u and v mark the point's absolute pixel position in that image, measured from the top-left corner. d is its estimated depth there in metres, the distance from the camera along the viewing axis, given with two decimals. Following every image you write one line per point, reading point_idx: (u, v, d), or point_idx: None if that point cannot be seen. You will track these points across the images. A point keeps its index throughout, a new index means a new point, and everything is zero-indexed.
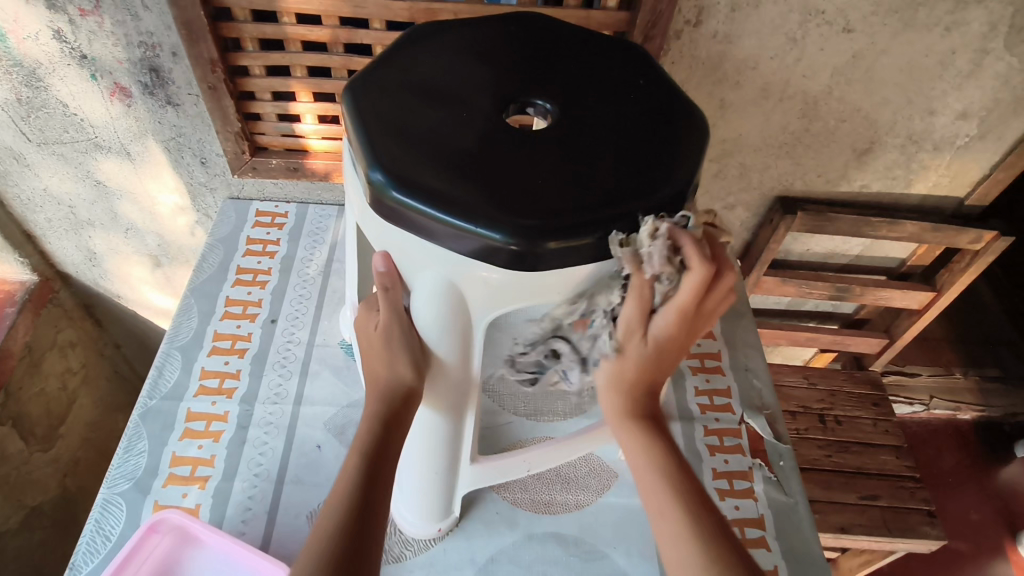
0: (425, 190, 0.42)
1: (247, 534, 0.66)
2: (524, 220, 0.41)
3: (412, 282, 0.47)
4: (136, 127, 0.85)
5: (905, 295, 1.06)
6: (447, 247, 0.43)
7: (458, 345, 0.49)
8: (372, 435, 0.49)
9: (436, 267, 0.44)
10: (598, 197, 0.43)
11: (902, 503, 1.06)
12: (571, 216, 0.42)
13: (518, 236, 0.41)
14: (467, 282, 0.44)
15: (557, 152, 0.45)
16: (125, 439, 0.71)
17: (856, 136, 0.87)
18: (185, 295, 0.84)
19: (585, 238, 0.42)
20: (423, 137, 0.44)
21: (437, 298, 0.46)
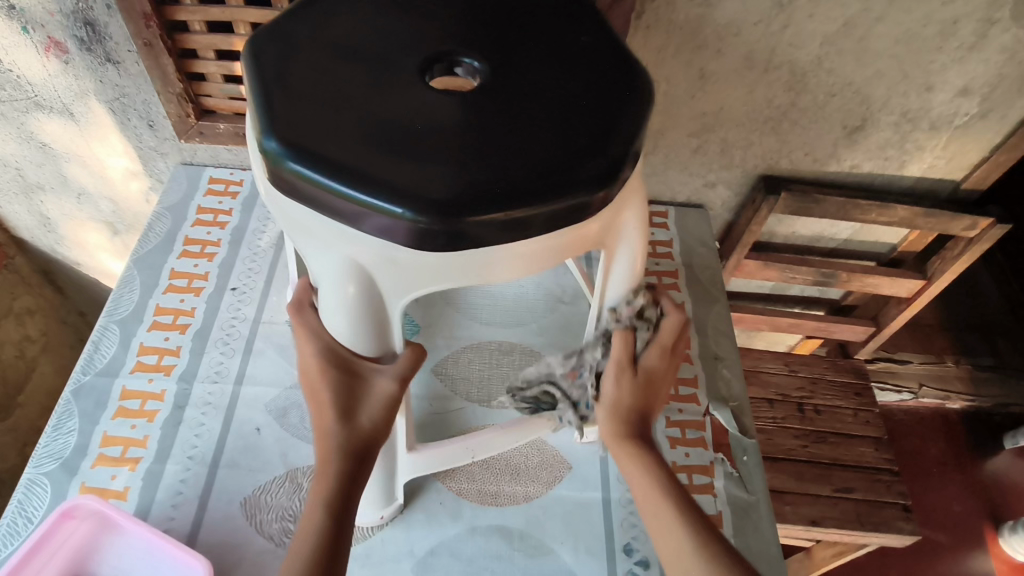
0: (324, 159, 0.36)
1: (176, 520, 0.63)
2: (435, 196, 0.36)
3: (315, 268, 0.42)
4: (77, 86, 0.80)
5: (894, 282, 1.01)
6: (352, 226, 0.38)
7: (369, 334, 0.44)
8: (335, 495, 0.45)
9: (340, 248, 0.39)
10: (524, 169, 0.38)
11: (877, 496, 1.03)
12: (490, 190, 0.37)
13: (428, 213, 0.36)
14: (374, 264, 0.39)
15: (483, 118, 0.40)
16: (54, 417, 0.68)
17: (847, 112, 0.81)
18: (128, 265, 0.80)
19: (507, 216, 0.37)
20: (330, 101, 0.39)
21: (342, 282, 0.40)
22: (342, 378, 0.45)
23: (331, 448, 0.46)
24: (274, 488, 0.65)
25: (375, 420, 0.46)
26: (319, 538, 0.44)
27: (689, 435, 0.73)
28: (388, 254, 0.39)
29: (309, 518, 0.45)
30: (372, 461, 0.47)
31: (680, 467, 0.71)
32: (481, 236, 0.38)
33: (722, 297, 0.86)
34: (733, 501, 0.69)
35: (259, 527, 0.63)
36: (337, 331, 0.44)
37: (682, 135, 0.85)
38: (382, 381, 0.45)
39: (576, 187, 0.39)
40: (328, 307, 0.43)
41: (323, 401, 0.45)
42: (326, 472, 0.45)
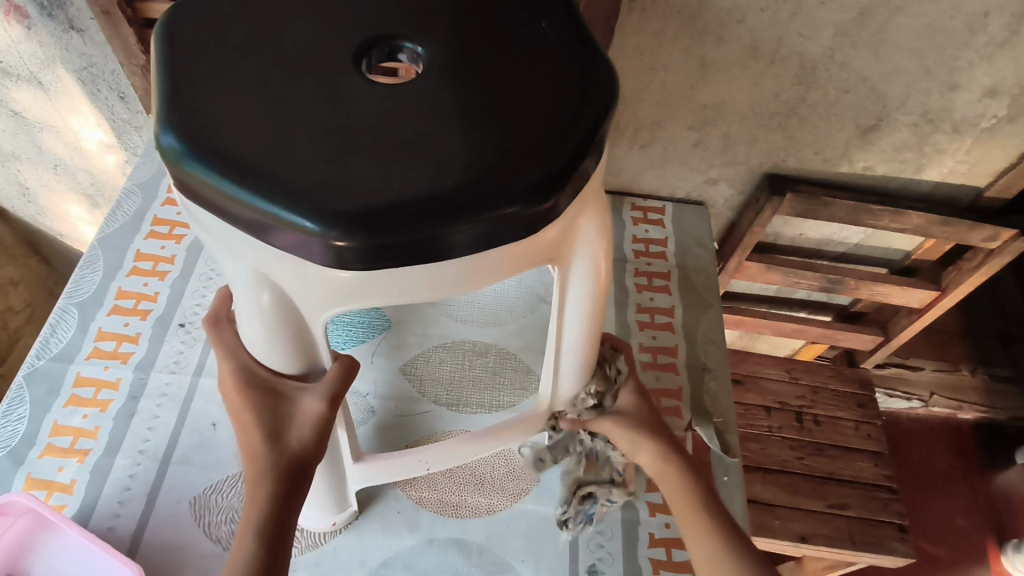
0: (224, 159, 0.32)
1: (122, 517, 0.60)
2: (345, 205, 0.31)
3: (225, 274, 0.37)
4: (42, 53, 0.77)
5: (904, 291, 0.95)
6: (257, 235, 0.33)
7: (288, 348, 0.40)
8: (267, 521, 0.41)
9: (248, 257, 0.35)
10: (453, 174, 0.33)
11: (872, 514, 0.97)
12: (411, 199, 0.32)
13: (334, 224, 0.31)
14: (284, 275, 0.35)
15: (416, 114, 0.35)
16: (5, 403, 0.65)
17: (860, 109, 0.74)
18: (92, 245, 0.77)
19: (428, 228, 0.32)
20: (243, 90, 0.35)
21: (255, 289, 0.36)
22: (268, 396, 0.42)
23: (259, 470, 0.42)
24: (225, 487, 0.62)
25: (308, 438, 0.42)
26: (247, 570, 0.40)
27: None
28: (297, 267, 0.34)
29: (239, 547, 0.41)
30: (307, 482, 0.43)
31: (654, 485, 0.67)
32: (400, 253, 0.33)
33: (716, 303, 0.81)
34: None
35: (206, 529, 0.60)
36: (254, 344, 0.41)
37: (681, 127, 0.79)
38: (308, 400, 0.42)
39: (512, 198, 0.34)
40: (247, 321, 0.39)
41: (247, 422, 0.42)
42: (258, 494, 0.42)
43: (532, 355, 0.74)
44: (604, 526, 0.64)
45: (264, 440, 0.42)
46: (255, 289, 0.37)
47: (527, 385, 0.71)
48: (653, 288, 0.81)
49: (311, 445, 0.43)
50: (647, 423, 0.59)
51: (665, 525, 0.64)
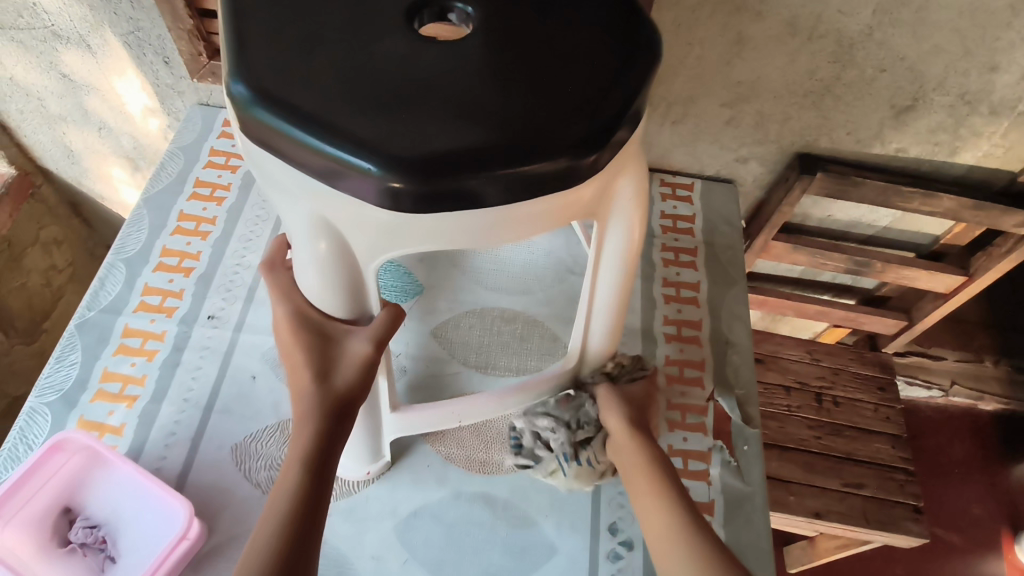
0: (292, 107, 0.34)
1: (168, 459, 0.64)
2: (404, 153, 0.34)
3: (287, 223, 0.40)
4: (91, 16, 0.79)
5: (931, 276, 0.95)
6: (319, 180, 0.36)
7: (341, 293, 0.43)
8: (313, 452, 0.44)
9: (311, 204, 0.37)
10: (504, 128, 0.35)
11: (887, 495, 0.99)
12: (465, 150, 0.34)
13: (395, 171, 0.33)
14: (346, 222, 0.38)
15: (468, 70, 0.37)
16: (58, 349, 0.69)
17: (896, 89, 0.74)
18: (138, 204, 0.79)
19: (480, 178, 0.34)
20: (307, 44, 0.37)
21: (315, 236, 0.39)
22: (319, 339, 0.45)
23: (308, 407, 0.45)
24: (264, 435, 0.66)
25: (353, 380, 0.46)
26: (295, 496, 0.43)
27: (689, 419, 0.71)
28: (358, 211, 0.36)
29: (287, 475, 0.44)
30: (351, 422, 0.46)
31: (675, 451, 0.69)
32: (454, 200, 0.35)
33: (742, 279, 0.82)
34: (727, 490, 0.67)
35: (246, 473, 0.63)
36: (310, 289, 0.43)
37: (714, 104, 0.79)
38: (355, 343, 0.45)
39: (558, 151, 0.35)
40: (305, 271, 0.42)
41: (297, 361, 0.45)
42: (306, 428, 0.45)
43: (561, 323, 0.75)
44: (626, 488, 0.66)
45: (312, 380, 0.45)
46: (313, 237, 0.39)
47: (553, 350, 0.73)
48: (680, 263, 0.82)
49: (355, 388, 0.46)
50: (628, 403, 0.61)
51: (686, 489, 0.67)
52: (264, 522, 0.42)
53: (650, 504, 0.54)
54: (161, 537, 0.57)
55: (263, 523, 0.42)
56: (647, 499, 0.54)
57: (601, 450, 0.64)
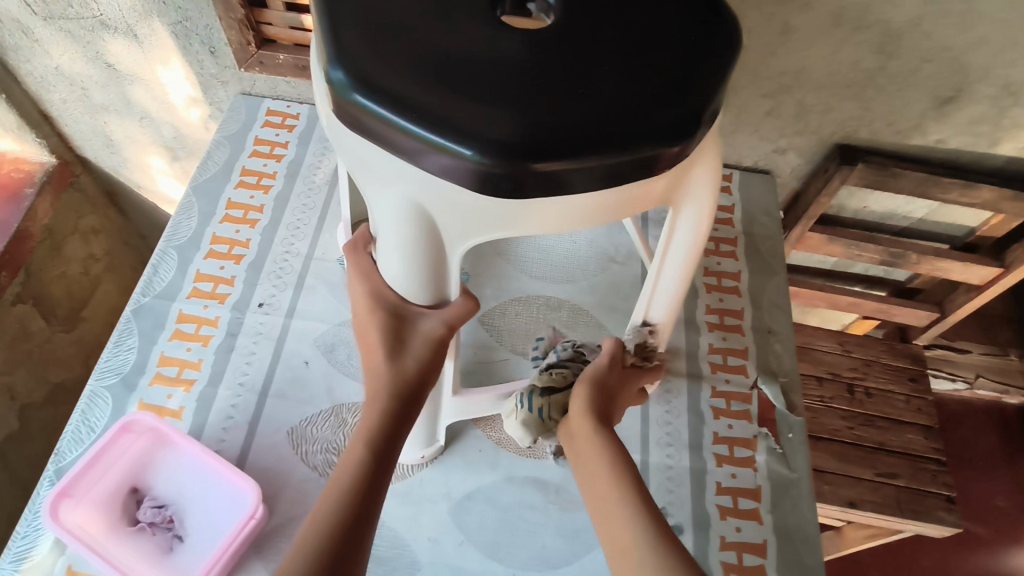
0: (393, 94, 0.35)
1: (226, 442, 0.65)
2: (504, 140, 0.34)
3: (377, 208, 0.41)
4: (139, 6, 0.78)
5: (966, 268, 0.94)
6: (417, 164, 0.36)
7: (423, 278, 0.44)
8: (379, 433, 0.44)
9: (405, 189, 0.38)
10: (598, 116, 0.36)
11: (921, 485, 1.00)
12: (562, 137, 0.35)
13: (495, 157, 0.34)
14: (439, 207, 0.38)
15: (557, 57, 0.38)
16: (115, 334, 0.70)
17: (940, 80, 0.74)
18: (187, 192, 0.80)
19: (576, 165, 0.35)
20: (400, 32, 0.38)
21: (406, 222, 0.40)
22: (394, 319, 0.46)
23: (380, 384, 0.46)
24: (319, 420, 0.67)
25: (421, 362, 0.46)
26: (359, 475, 0.43)
27: (734, 406, 0.72)
28: (454, 196, 0.37)
29: (352, 451, 0.44)
30: (418, 408, 0.47)
31: (720, 438, 0.70)
32: (549, 185, 0.36)
33: (781, 269, 0.82)
34: (773, 476, 0.67)
35: (304, 457, 0.65)
36: (393, 275, 0.45)
37: (755, 95, 0.80)
38: (428, 323, 0.46)
39: (650, 139, 0.36)
40: (390, 257, 0.43)
41: (372, 339, 0.46)
42: (374, 407, 0.45)
43: (605, 312, 0.76)
44: (673, 473, 0.68)
45: (384, 358, 0.46)
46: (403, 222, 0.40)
47: (599, 339, 0.74)
48: (720, 253, 0.83)
49: (417, 374, 0.46)
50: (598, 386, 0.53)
51: (731, 475, 0.68)
52: (326, 497, 0.42)
53: (609, 518, 0.45)
54: (230, 517, 0.59)
55: (325, 499, 0.42)
56: (606, 510, 0.46)
57: (558, 407, 0.57)
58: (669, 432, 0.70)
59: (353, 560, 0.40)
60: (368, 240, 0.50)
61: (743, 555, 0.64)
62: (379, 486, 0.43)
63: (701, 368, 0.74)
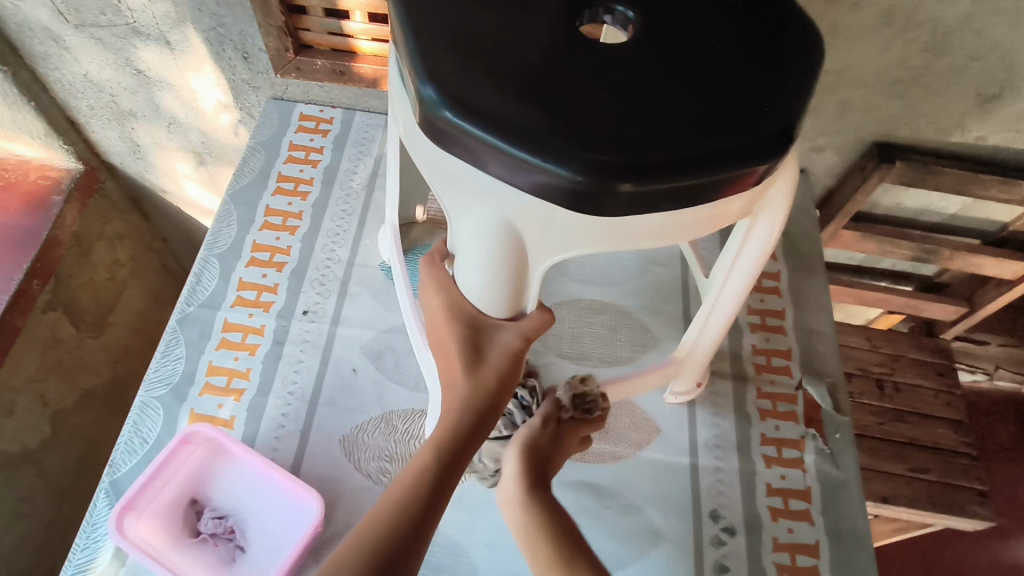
0: (488, 111, 0.35)
1: (279, 451, 0.65)
2: (605, 156, 0.34)
3: (465, 225, 0.41)
4: (175, 13, 0.77)
5: (1000, 264, 0.94)
6: (512, 182, 0.36)
7: (505, 290, 0.44)
8: (451, 441, 0.44)
9: (497, 206, 0.38)
10: (696, 130, 0.35)
11: (953, 479, 1.01)
12: (663, 153, 0.34)
13: (596, 175, 0.34)
14: (532, 222, 0.38)
15: (648, 70, 0.37)
16: (162, 344, 0.70)
17: (985, 78, 0.74)
18: (225, 200, 0.80)
19: (678, 180, 0.34)
20: (488, 47, 0.37)
21: (495, 237, 0.40)
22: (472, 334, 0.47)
23: (458, 395, 0.46)
24: (370, 427, 0.67)
25: (499, 376, 0.46)
26: (425, 478, 0.43)
27: (780, 407, 0.72)
28: (548, 214, 0.37)
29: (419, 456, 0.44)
30: (493, 420, 0.46)
31: (769, 439, 0.70)
32: (649, 200, 0.35)
33: (821, 268, 0.82)
34: (823, 477, 0.68)
35: (357, 464, 0.65)
36: (470, 288, 0.47)
37: None
38: (504, 336, 0.47)
39: (751, 152, 0.35)
40: (474, 272, 0.44)
41: (450, 352, 0.47)
42: (449, 417, 0.45)
43: (649, 315, 0.76)
44: (724, 474, 0.68)
45: (462, 370, 0.46)
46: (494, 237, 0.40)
47: (644, 342, 0.74)
48: None
49: (494, 388, 0.46)
50: (528, 451, 0.54)
51: (781, 476, 0.68)
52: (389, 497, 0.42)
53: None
54: (287, 529, 0.59)
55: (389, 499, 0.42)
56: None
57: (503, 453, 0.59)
58: (717, 434, 0.70)
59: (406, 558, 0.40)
60: (445, 255, 0.52)
61: (796, 556, 0.64)
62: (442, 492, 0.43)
63: (745, 370, 0.74)
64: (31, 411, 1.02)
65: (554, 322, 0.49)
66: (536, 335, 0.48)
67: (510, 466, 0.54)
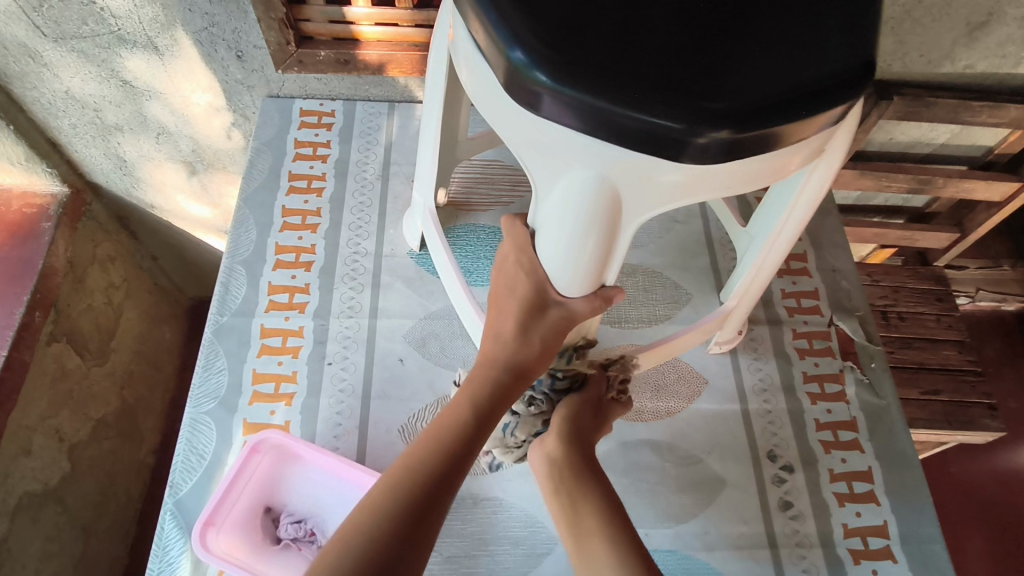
0: (589, 71, 0.35)
1: (341, 448, 0.65)
2: (709, 106, 0.34)
3: (556, 191, 0.41)
4: (163, 15, 0.74)
5: (990, 187, 0.98)
6: (614, 142, 0.36)
7: (588, 260, 0.45)
8: (485, 399, 0.47)
9: (589, 165, 0.39)
10: (788, 75, 0.36)
11: (963, 397, 1.05)
12: (761, 98, 0.35)
13: (702, 126, 0.34)
14: (627, 179, 0.39)
15: (732, 15, 0.37)
16: (202, 358, 0.68)
17: (973, 7, 0.77)
18: (239, 205, 0.78)
19: (777, 123, 0.35)
20: (574, 5, 0.37)
21: (587, 199, 0.40)
22: (536, 305, 0.48)
23: (500, 355, 0.49)
24: (427, 414, 0.67)
25: (543, 340, 0.49)
26: (460, 433, 0.45)
27: (816, 345, 0.75)
28: (646, 167, 0.38)
29: (455, 409, 0.47)
30: (523, 385, 0.49)
31: (811, 376, 0.72)
32: (747, 148, 0.36)
33: (833, 208, 0.85)
34: (866, 406, 0.71)
35: None
36: (548, 261, 0.46)
37: None
38: (564, 307, 0.48)
39: (839, 91, 0.36)
40: (556, 240, 0.44)
41: (507, 310, 0.50)
42: (487, 375, 0.48)
43: (678, 271, 0.78)
44: (773, 416, 0.70)
45: (513, 329, 0.49)
46: (586, 200, 0.40)
47: (679, 298, 0.76)
48: None
49: (536, 355, 0.49)
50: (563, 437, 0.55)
51: (827, 411, 0.71)
52: (418, 448, 0.45)
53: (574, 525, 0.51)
54: None
55: (422, 447, 0.45)
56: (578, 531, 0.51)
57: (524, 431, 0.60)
58: (762, 378, 0.72)
59: (435, 503, 0.42)
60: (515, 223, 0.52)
61: (853, 484, 0.67)
62: (471, 446, 0.46)
63: (778, 314, 0.77)
64: (48, 448, 0.98)
65: (623, 299, 0.49)
66: (591, 315, 0.49)
67: (557, 426, 0.56)
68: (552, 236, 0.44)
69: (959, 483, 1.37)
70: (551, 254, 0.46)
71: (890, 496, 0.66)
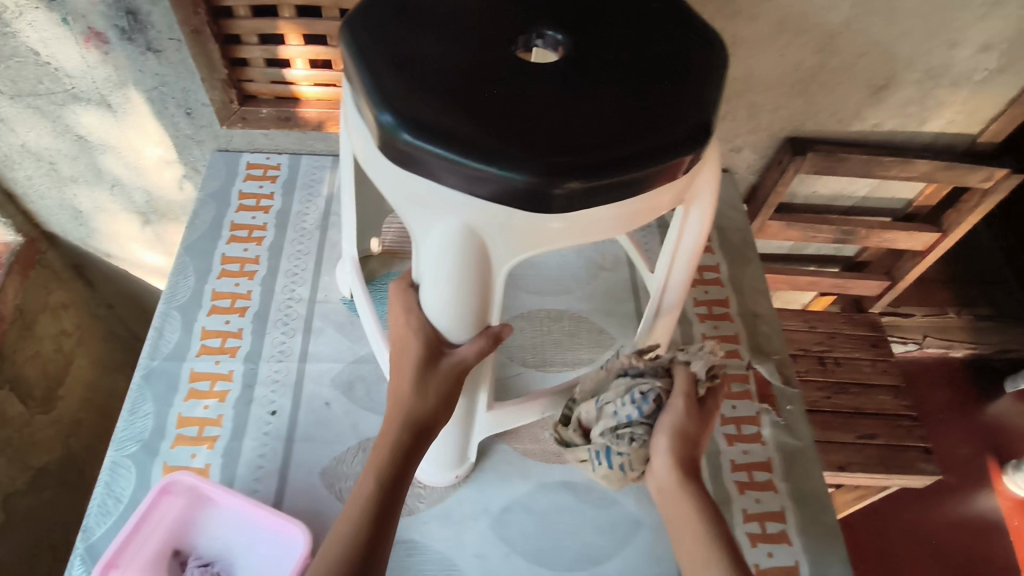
0: (448, 131, 0.38)
1: (260, 491, 0.66)
2: (559, 159, 0.38)
3: (432, 240, 0.44)
4: (115, 76, 0.79)
5: (910, 237, 1.03)
6: (478, 194, 0.40)
7: (469, 300, 0.47)
8: (389, 466, 0.50)
9: (458, 213, 0.42)
10: (631, 132, 0.40)
11: (898, 441, 1.08)
12: (606, 154, 0.39)
13: (554, 178, 0.38)
14: (492, 227, 0.42)
15: (587, 83, 0.42)
16: (129, 402, 0.70)
17: (872, 72, 0.83)
18: (180, 253, 0.81)
19: (620, 175, 0.39)
20: (441, 75, 0.41)
21: (457, 245, 0.43)
22: (430, 356, 0.50)
23: (400, 415, 0.51)
24: (349, 456, 0.68)
25: (438, 392, 0.51)
26: (373, 509, 0.49)
27: (735, 388, 0.77)
28: (506, 216, 0.41)
29: (364, 481, 0.50)
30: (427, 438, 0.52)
31: (728, 419, 0.75)
32: (596, 196, 0.40)
33: (755, 256, 0.90)
34: (782, 447, 0.73)
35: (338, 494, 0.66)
36: (431, 305, 0.49)
37: None
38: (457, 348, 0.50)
39: (680, 147, 0.40)
40: (438, 287, 0.47)
41: (404, 368, 0.51)
42: (388, 440, 0.51)
43: (603, 317, 0.81)
44: None
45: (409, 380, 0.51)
46: (457, 246, 0.43)
47: (602, 342, 0.78)
48: None
49: (433, 406, 0.51)
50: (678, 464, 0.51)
51: (744, 451, 0.73)
52: (336, 538, 0.48)
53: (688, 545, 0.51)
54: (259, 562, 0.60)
55: (340, 535, 0.48)
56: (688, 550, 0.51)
57: (639, 459, 0.54)
58: None
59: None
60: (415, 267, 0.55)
61: (766, 524, 0.68)
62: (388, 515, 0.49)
63: None
64: None
65: (509, 335, 0.52)
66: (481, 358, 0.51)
67: (661, 447, 0.52)
68: (432, 280, 0.47)
69: (910, 530, 1.38)
70: (437, 299, 0.48)
71: (803, 536, 0.67)
